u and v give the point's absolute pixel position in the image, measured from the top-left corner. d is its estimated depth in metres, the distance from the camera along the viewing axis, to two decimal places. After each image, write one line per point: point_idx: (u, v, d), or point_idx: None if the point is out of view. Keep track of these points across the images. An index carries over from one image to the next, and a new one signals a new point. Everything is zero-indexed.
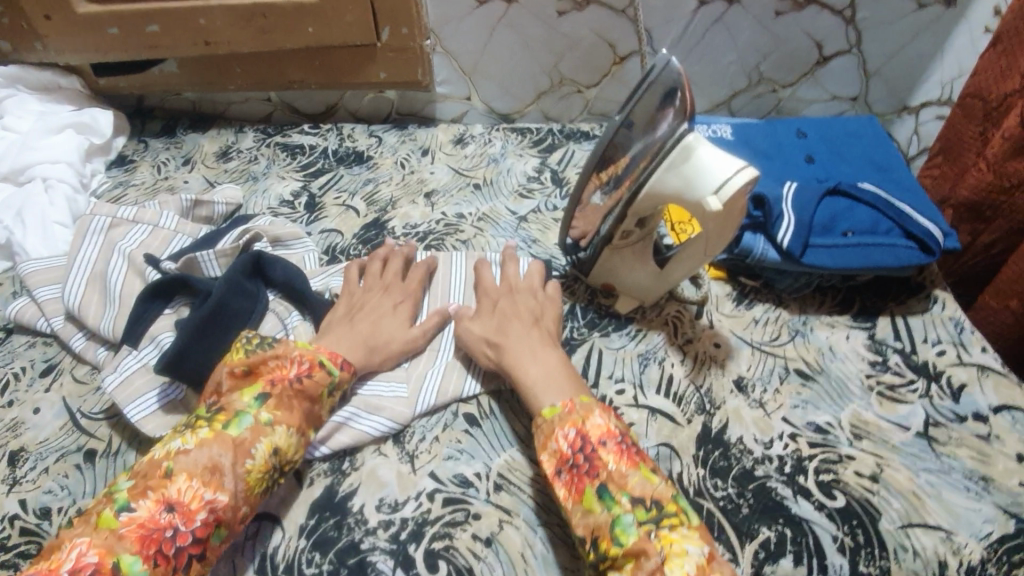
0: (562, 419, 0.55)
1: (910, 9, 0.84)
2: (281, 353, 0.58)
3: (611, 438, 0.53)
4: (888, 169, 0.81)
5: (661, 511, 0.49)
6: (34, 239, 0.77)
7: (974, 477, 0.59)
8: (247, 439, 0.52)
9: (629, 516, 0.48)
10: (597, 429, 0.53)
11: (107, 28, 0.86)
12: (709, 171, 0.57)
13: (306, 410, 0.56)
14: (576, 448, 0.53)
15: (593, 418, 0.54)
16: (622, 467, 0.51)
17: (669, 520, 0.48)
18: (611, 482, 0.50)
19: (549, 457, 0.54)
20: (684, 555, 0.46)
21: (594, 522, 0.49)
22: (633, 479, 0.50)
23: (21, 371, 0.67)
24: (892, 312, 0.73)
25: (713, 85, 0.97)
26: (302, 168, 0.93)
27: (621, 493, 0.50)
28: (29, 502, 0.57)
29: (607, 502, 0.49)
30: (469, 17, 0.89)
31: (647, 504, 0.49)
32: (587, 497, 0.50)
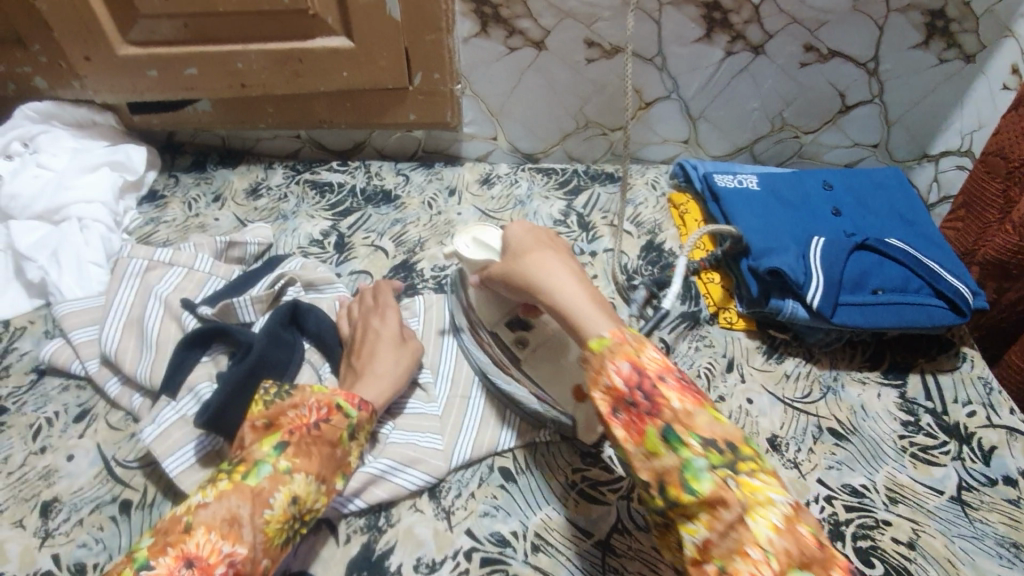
0: (613, 352, 0.48)
1: (930, 64, 0.83)
2: (298, 402, 0.56)
3: (669, 374, 0.47)
4: (914, 222, 0.81)
5: (737, 455, 0.44)
6: (70, 279, 0.79)
7: (1006, 543, 0.59)
8: (265, 488, 0.51)
9: (702, 460, 0.43)
10: (653, 363, 0.47)
11: (146, 70, 0.88)
12: (473, 254, 0.62)
13: (327, 455, 0.55)
14: (634, 385, 0.46)
15: (649, 351, 0.48)
16: (688, 405, 0.45)
17: (747, 465, 0.43)
18: (677, 423, 0.45)
19: (602, 395, 0.47)
20: (769, 505, 0.42)
21: (660, 467, 0.44)
22: (701, 420, 0.45)
23: (54, 417, 0.68)
24: (923, 369, 0.74)
25: (736, 130, 0.96)
26: (331, 207, 0.94)
27: (689, 435, 0.44)
28: (63, 557, 0.58)
29: (674, 445, 0.44)
30: (499, 63, 0.90)
31: (721, 447, 0.44)
32: (651, 439, 0.45)
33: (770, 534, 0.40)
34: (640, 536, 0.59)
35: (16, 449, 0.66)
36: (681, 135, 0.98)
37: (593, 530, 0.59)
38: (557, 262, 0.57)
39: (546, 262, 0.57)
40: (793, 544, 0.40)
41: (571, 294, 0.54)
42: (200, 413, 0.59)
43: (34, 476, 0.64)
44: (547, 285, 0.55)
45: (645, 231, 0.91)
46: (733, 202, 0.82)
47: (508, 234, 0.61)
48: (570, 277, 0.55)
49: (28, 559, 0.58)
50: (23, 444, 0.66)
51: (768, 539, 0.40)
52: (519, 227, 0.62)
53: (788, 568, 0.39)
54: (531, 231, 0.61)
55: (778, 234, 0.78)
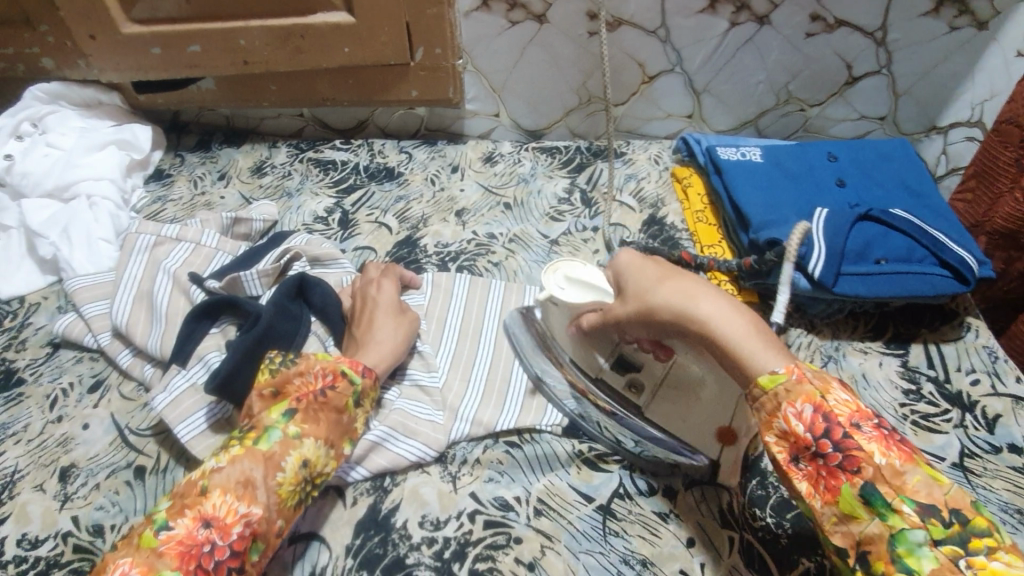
0: (791, 392, 0.44)
1: (940, 32, 0.81)
2: (304, 369, 0.57)
3: (864, 421, 0.43)
4: (919, 193, 0.80)
5: (967, 527, 0.39)
6: (81, 255, 0.81)
7: (1011, 510, 0.59)
8: (277, 452, 0.52)
9: (920, 532, 0.39)
10: (843, 408, 0.44)
11: (150, 48, 0.89)
12: (572, 296, 0.56)
13: (335, 421, 0.56)
14: (819, 432, 0.43)
15: (835, 392, 0.44)
16: (897, 464, 0.41)
17: (981, 542, 0.38)
18: (881, 483, 0.41)
19: (777, 440, 0.45)
20: None
21: (860, 532, 0.41)
22: (913, 480, 0.41)
23: (70, 387, 0.70)
24: (926, 340, 0.73)
25: (741, 104, 0.95)
26: (334, 184, 0.95)
27: (901, 501, 0.40)
28: (81, 519, 0.60)
29: (881, 511, 0.40)
30: (501, 37, 0.89)
31: (943, 517, 0.39)
32: (848, 500, 0.42)
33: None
34: (640, 500, 0.60)
35: (35, 418, 0.68)
36: (685, 109, 0.97)
37: (594, 495, 0.61)
38: (700, 286, 0.48)
39: (692, 291, 0.48)
40: None
41: (733, 328, 0.46)
42: (210, 379, 0.61)
43: (52, 443, 0.66)
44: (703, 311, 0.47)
45: (647, 205, 0.91)
46: (736, 175, 0.82)
47: (618, 263, 0.54)
48: (723, 301, 0.48)
49: (50, 520, 0.60)
50: (41, 413, 0.68)
51: None
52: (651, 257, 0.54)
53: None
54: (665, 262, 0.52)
55: (780, 206, 0.77)
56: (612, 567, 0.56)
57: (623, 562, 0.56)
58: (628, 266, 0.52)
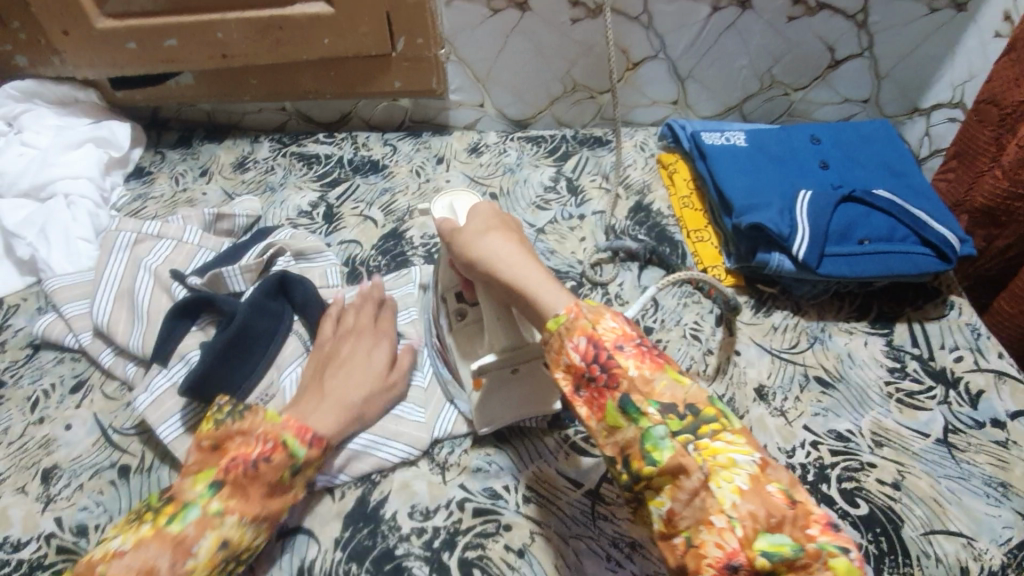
0: (569, 328, 0.45)
1: (921, 13, 0.81)
2: (246, 430, 0.55)
3: (627, 341, 0.44)
4: (903, 173, 0.80)
5: (699, 417, 0.41)
6: (59, 255, 0.80)
7: (993, 483, 0.60)
8: (190, 535, 0.49)
9: (661, 428, 0.41)
10: (610, 333, 0.44)
11: (125, 43, 0.87)
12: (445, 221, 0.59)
13: (264, 497, 0.53)
14: (590, 358, 0.44)
15: (605, 321, 0.44)
16: (646, 372, 0.42)
17: (709, 427, 0.41)
18: (635, 392, 0.42)
19: (564, 375, 0.45)
20: (733, 467, 0.39)
21: (623, 440, 0.42)
22: (660, 384, 0.42)
23: (51, 389, 0.70)
24: (910, 318, 0.74)
25: (725, 89, 0.95)
26: (318, 178, 0.94)
27: (649, 404, 0.41)
28: (65, 520, 0.59)
29: (633, 416, 0.42)
30: (482, 26, 0.88)
31: (680, 412, 0.41)
32: (610, 412, 0.43)
33: (734, 499, 0.38)
34: None
35: (15, 420, 0.67)
36: (670, 95, 0.97)
37: (583, 480, 0.61)
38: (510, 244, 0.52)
39: (500, 246, 0.52)
40: (759, 506, 0.38)
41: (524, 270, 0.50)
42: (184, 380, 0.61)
43: (34, 445, 0.65)
44: (488, 254, 0.52)
45: (633, 192, 0.91)
46: (719, 160, 0.82)
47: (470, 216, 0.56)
48: (509, 246, 0.52)
49: (33, 522, 0.59)
50: (22, 415, 0.67)
51: (732, 505, 0.38)
52: (489, 204, 0.57)
53: (755, 534, 0.37)
54: (497, 211, 0.57)
55: (764, 188, 0.78)
56: (602, 551, 0.56)
57: (613, 545, 0.56)
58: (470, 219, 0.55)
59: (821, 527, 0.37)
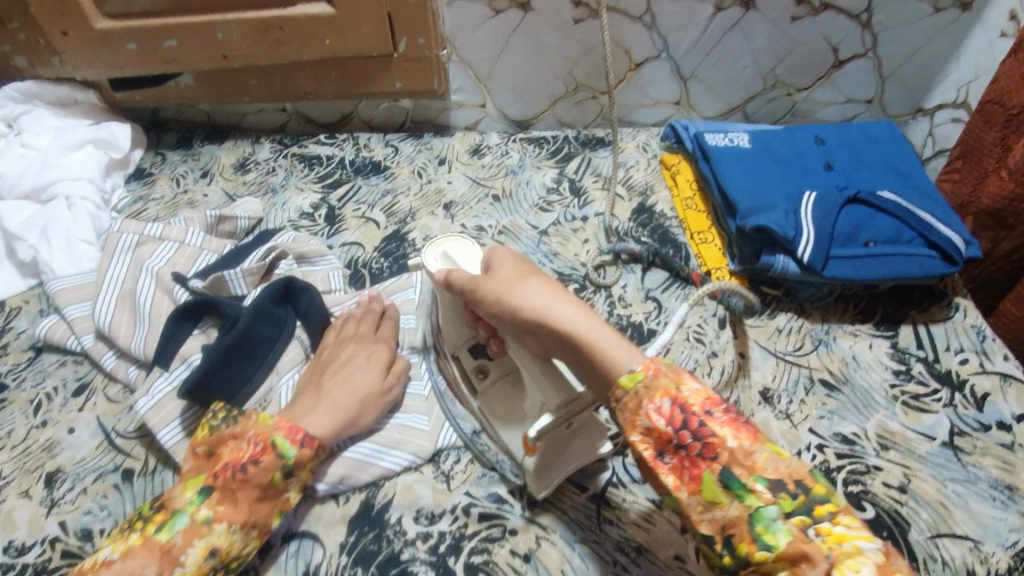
0: (649, 389, 0.44)
1: (926, 13, 0.81)
2: (239, 433, 0.56)
3: (715, 406, 0.44)
4: (907, 174, 0.80)
5: (810, 497, 0.41)
6: (60, 257, 0.79)
7: (999, 486, 0.60)
8: (176, 544, 0.50)
9: (774, 509, 0.41)
10: (695, 396, 0.44)
11: (125, 44, 0.87)
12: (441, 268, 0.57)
13: (253, 503, 0.53)
14: (679, 426, 0.43)
15: (688, 382, 0.44)
16: (745, 444, 0.42)
17: (823, 508, 0.40)
18: (735, 465, 0.42)
19: (643, 439, 0.45)
20: (858, 554, 0.39)
21: (723, 517, 0.42)
22: (762, 458, 0.42)
23: (53, 392, 0.69)
24: (915, 320, 0.74)
25: (728, 89, 0.95)
26: (320, 179, 0.93)
27: (753, 480, 0.41)
28: (69, 524, 0.59)
29: (737, 493, 0.42)
30: (484, 27, 0.87)
31: (790, 490, 0.41)
32: (708, 486, 0.43)
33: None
34: (634, 489, 0.60)
35: (18, 424, 0.67)
36: (673, 96, 0.97)
37: (588, 484, 0.60)
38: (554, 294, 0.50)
39: (545, 298, 0.50)
40: None
41: (579, 322, 0.48)
42: (183, 385, 0.60)
43: (36, 449, 0.65)
44: (534, 306, 0.49)
45: (636, 193, 0.90)
46: (723, 161, 0.81)
47: (494, 265, 0.54)
48: (553, 296, 0.50)
49: (36, 526, 0.59)
50: (24, 419, 0.67)
51: None
52: (503, 250, 0.55)
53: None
54: (515, 257, 0.54)
55: (768, 189, 0.77)
56: (608, 556, 0.56)
57: (619, 550, 0.56)
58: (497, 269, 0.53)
59: None
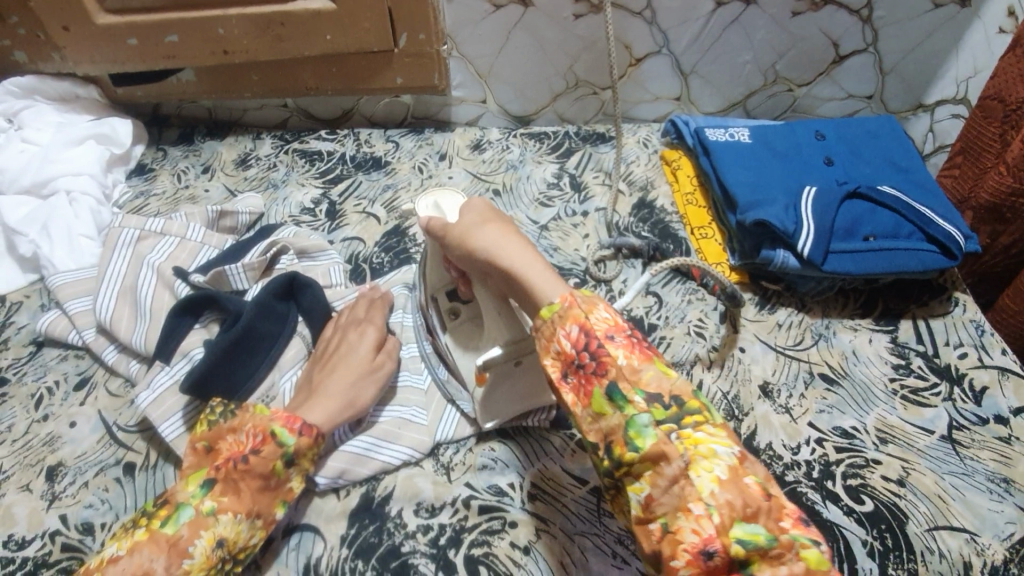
0: (562, 316, 0.44)
1: (926, 8, 0.81)
2: (237, 426, 0.55)
3: (619, 331, 0.43)
4: (907, 169, 0.80)
5: (683, 409, 0.40)
6: (62, 253, 0.79)
7: (997, 479, 0.60)
8: (183, 537, 0.50)
9: (646, 417, 0.40)
10: (602, 323, 0.43)
11: (126, 39, 0.87)
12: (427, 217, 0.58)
13: (256, 494, 0.54)
14: (581, 346, 0.43)
15: (598, 310, 0.44)
16: (635, 362, 0.42)
17: (693, 418, 0.40)
18: (622, 380, 0.41)
19: (553, 362, 0.45)
20: (713, 457, 0.39)
21: (607, 427, 0.41)
22: (647, 375, 0.41)
23: (55, 386, 0.69)
24: (914, 315, 0.74)
25: (728, 85, 0.95)
26: (321, 175, 0.93)
27: (634, 393, 0.41)
28: (70, 517, 0.59)
29: (618, 403, 0.41)
30: (485, 22, 0.87)
31: (665, 402, 0.41)
32: (597, 399, 0.42)
33: (712, 488, 0.38)
34: None
35: (19, 418, 0.67)
36: (673, 91, 0.97)
37: (588, 477, 0.60)
38: (507, 234, 0.50)
39: (498, 238, 0.50)
40: (736, 496, 0.37)
41: (518, 258, 0.49)
42: (185, 379, 0.60)
43: (38, 443, 0.65)
44: (483, 243, 0.50)
45: (636, 189, 0.90)
46: (724, 156, 0.82)
47: (467, 210, 0.54)
48: (504, 235, 0.50)
49: (37, 520, 0.59)
50: (26, 413, 0.67)
51: (710, 493, 0.38)
52: (478, 199, 0.56)
53: (729, 521, 0.37)
54: (489, 207, 0.55)
55: (768, 184, 0.77)
56: (608, 548, 0.56)
57: (618, 542, 0.56)
58: (465, 215, 0.54)
59: (794, 521, 0.37)
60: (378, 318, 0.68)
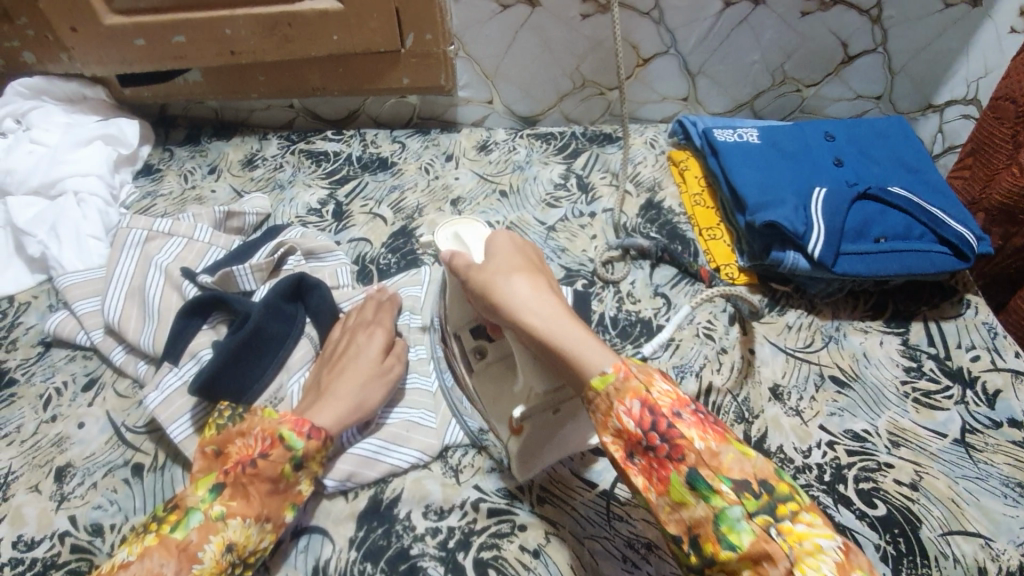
0: (619, 389, 0.43)
1: (936, 8, 0.80)
2: (245, 430, 0.55)
3: (684, 408, 0.43)
4: (918, 170, 0.80)
5: (773, 496, 0.40)
6: (70, 253, 0.80)
7: (1011, 484, 0.60)
8: (193, 542, 0.49)
9: (738, 508, 0.39)
10: (666, 398, 0.43)
11: (133, 39, 0.87)
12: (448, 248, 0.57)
13: (265, 497, 0.53)
14: (649, 427, 0.42)
15: (658, 383, 0.43)
16: (711, 445, 0.41)
17: (786, 508, 0.39)
18: (703, 466, 0.40)
19: (615, 440, 0.44)
20: (817, 552, 0.37)
21: (690, 517, 0.41)
22: (727, 458, 0.41)
23: (63, 386, 0.69)
24: (925, 317, 0.73)
25: (736, 85, 0.94)
26: (327, 175, 0.93)
27: (720, 481, 0.40)
28: (79, 518, 0.59)
29: (703, 493, 0.40)
30: (491, 23, 0.87)
31: (754, 490, 0.40)
32: (676, 486, 0.41)
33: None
34: None
35: (28, 418, 0.67)
36: (681, 91, 0.96)
37: (598, 480, 0.60)
38: (539, 288, 0.49)
39: (531, 292, 0.49)
40: None
41: (556, 319, 0.47)
42: (194, 379, 0.60)
43: (47, 443, 0.65)
44: (515, 299, 0.48)
45: (644, 190, 0.90)
46: (733, 156, 0.81)
47: (494, 248, 0.53)
48: (536, 289, 0.49)
49: (46, 520, 0.59)
50: (34, 414, 0.67)
51: None
52: (503, 234, 0.55)
53: None
54: (517, 243, 0.54)
55: (777, 184, 0.77)
56: (618, 551, 0.55)
57: (629, 546, 0.56)
58: (495, 255, 0.52)
59: None
60: (388, 318, 0.69)
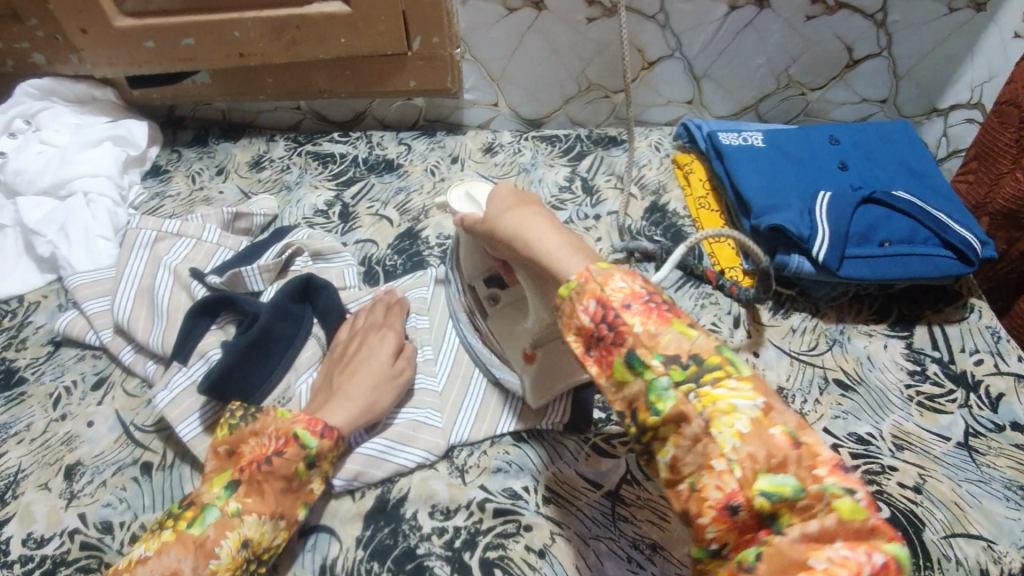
0: (578, 292, 0.42)
1: (941, 13, 0.80)
2: (259, 430, 0.55)
3: (637, 299, 0.40)
4: (922, 174, 0.80)
5: (702, 367, 0.38)
6: (80, 253, 0.80)
7: (1014, 486, 0.60)
8: (210, 538, 0.50)
9: (665, 379, 0.38)
10: (619, 293, 0.40)
11: (143, 41, 0.87)
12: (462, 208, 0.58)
13: (279, 495, 0.54)
14: (599, 319, 0.41)
15: (614, 280, 0.41)
16: (652, 327, 0.39)
17: (713, 375, 0.37)
18: (640, 346, 0.39)
19: (573, 337, 0.42)
20: (733, 412, 0.36)
21: (631, 395, 0.39)
22: (665, 338, 0.39)
23: (72, 385, 0.70)
24: (929, 321, 0.74)
25: (741, 88, 0.94)
26: (334, 176, 0.94)
27: (653, 358, 0.38)
28: (89, 516, 0.60)
29: (638, 370, 0.39)
30: (498, 26, 0.88)
31: (684, 362, 0.38)
32: (618, 369, 0.40)
33: (735, 442, 0.35)
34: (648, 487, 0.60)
35: (38, 417, 0.68)
36: (686, 95, 0.97)
37: (602, 481, 0.61)
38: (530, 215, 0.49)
39: (521, 219, 0.49)
40: (760, 448, 0.35)
41: (541, 238, 0.47)
42: (203, 379, 0.60)
43: (57, 442, 0.65)
44: (505, 225, 0.49)
45: (649, 192, 0.90)
46: (738, 160, 0.81)
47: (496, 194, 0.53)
48: (525, 216, 0.49)
49: (55, 518, 0.60)
50: (44, 412, 0.68)
51: (733, 448, 0.35)
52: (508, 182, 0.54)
53: (754, 476, 0.35)
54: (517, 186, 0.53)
55: (782, 188, 0.77)
56: (623, 552, 0.56)
57: (633, 547, 0.56)
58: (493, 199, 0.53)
59: (832, 469, 0.34)
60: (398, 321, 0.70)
